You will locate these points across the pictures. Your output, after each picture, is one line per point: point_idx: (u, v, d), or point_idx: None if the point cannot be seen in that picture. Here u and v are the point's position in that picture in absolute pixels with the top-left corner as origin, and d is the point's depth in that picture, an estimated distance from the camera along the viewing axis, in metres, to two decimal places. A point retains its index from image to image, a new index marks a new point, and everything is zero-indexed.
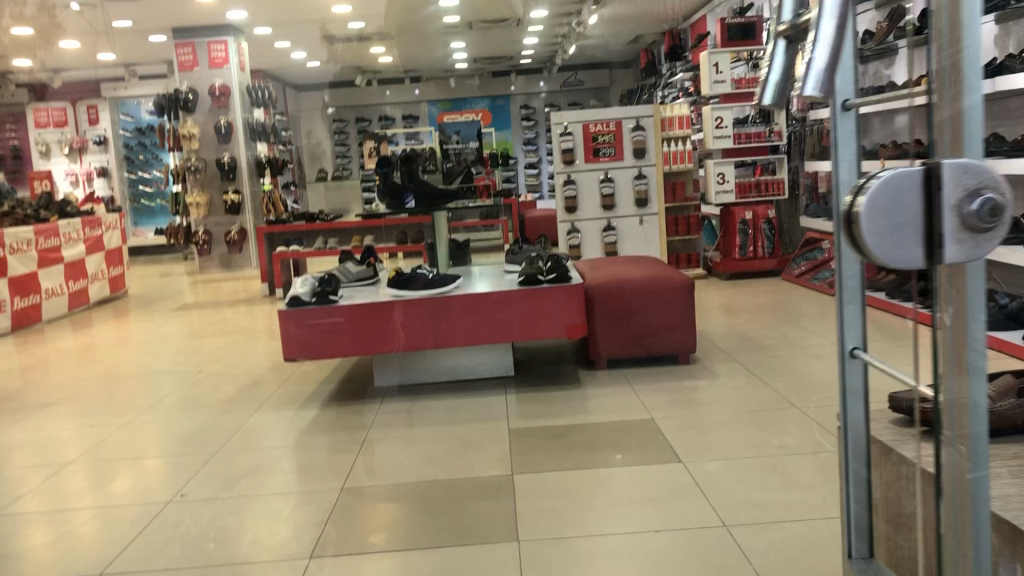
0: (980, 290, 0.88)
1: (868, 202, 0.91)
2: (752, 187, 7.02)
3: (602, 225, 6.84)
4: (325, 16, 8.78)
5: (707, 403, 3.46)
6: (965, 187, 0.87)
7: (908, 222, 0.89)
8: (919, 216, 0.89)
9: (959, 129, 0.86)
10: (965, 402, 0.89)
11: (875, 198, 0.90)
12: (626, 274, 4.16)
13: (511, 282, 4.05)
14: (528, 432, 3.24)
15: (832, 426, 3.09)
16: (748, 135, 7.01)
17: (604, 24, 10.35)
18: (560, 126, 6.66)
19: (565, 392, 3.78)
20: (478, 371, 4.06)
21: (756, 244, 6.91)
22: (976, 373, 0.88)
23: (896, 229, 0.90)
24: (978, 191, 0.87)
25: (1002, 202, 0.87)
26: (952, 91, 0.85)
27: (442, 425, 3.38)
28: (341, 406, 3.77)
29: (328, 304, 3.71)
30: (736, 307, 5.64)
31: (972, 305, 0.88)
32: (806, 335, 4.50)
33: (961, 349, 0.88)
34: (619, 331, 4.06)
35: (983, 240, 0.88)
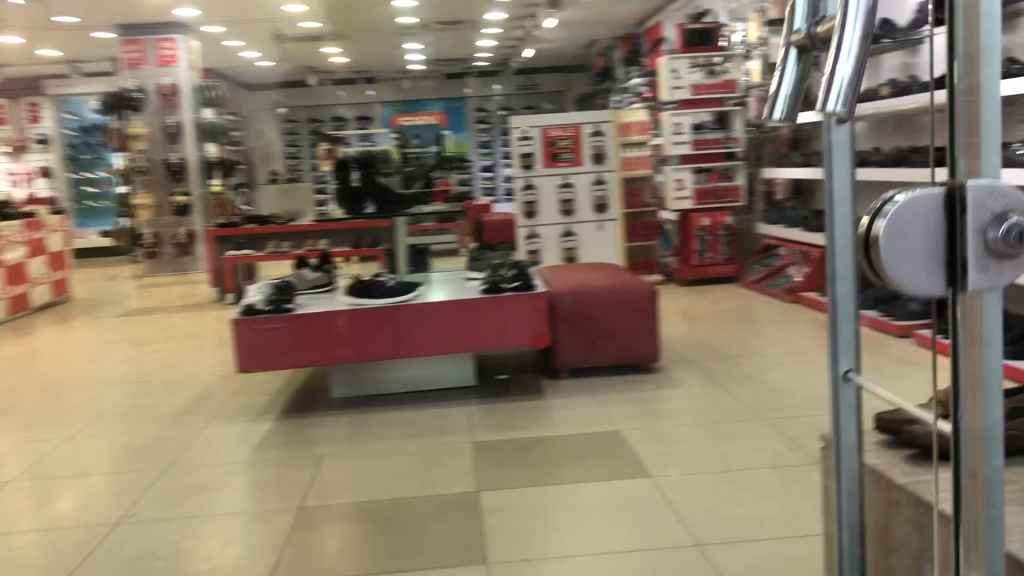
0: (1002, 335, 0.59)
1: (880, 229, 0.61)
2: (710, 193, 7.03)
3: (562, 231, 6.80)
4: (278, 15, 8.65)
5: (671, 414, 3.42)
6: (994, 207, 0.58)
7: (916, 248, 0.60)
8: (936, 244, 0.60)
9: (970, 134, 0.57)
10: (980, 435, 0.60)
11: (888, 220, 0.61)
12: (590, 283, 4.11)
13: (473, 291, 4.00)
14: (491, 445, 3.17)
15: (797, 437, 3.09)
16: (706, 141, 7.00)
17: (561, 28, 10.34)
18: (519, 130, 6.64)
19: (526, 403, 3.71)
20: (439, 383, 3.98)
21: (714, 250, 6.92)
22: (994, 413, 0.60)
23: (905, 257, 0.60)
24: (1005, 211, 0.58)
25: None
26: (959, 81, 0.57)
27: (401, 439, 3.29)
28: (296, 419, 3.66)
29: (283, 313, 3.61)
30: (695, 313, 5.64)
31: (989, 356, 0.60)
32: (765, 343, 4.52)
33: (974, 378, 0.60)
34: (581, 340, 4.00)
35: (1019, 266, 0.59)
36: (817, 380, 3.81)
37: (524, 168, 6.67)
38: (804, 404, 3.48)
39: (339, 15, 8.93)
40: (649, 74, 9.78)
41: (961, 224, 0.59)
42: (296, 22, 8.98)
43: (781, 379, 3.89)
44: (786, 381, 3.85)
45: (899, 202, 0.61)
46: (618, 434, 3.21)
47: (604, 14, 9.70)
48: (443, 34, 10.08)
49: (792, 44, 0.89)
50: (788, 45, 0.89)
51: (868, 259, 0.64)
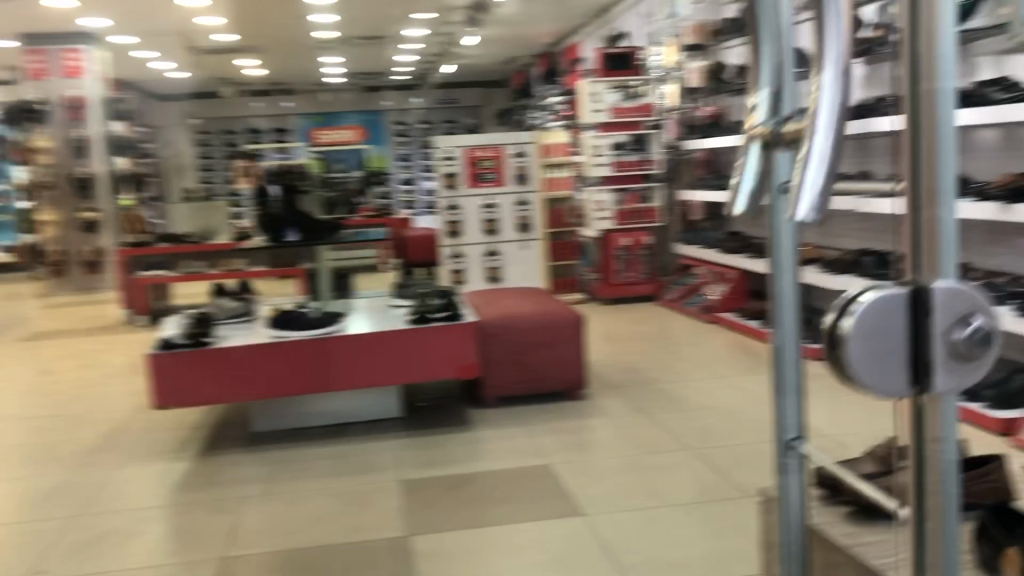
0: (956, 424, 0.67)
1: (849, 326, 0.66)
2: (632, 214, 7.09)
3: (485, 251, 6.77)
4: (191, 27, 8.43)
5: (599, 446, 3.41)
6: (959, 310, 0.64)
7: (890, 349, 0.65)
8: (906, 349, 0.65)
9: (935, 242, 0.64)
10: (938, 507, 0.69)
11: (858, 322, 0.65)
12: (516, 310, 4.08)
13: (398, 319, 3.94)
14: (420, 483, 3.11)
15: (723, 469, 3.12)
16: (627, 163, 7.02)
17: (480, 45, 10.33)
18: (442, 150, 6.62)
19: (453, 435, 3.66)
20: (364, 416, 3.90)
21: (634, 269, 7.03)
22: (949, 493, 0.69)
23: (876, 357, 0.65)
24: (968, 315, 0.64)
25: (994, 328, 0.65)
26: (923, 193, 0.64)
27: (327, 479, 3.20)
28: (216, 457, 3.53)
29: (202, 347, 3.50)
30: (617, 336, 5.68)
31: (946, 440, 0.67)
32: (687, 368, 4.57)
33: (933, 463, 0.68)
34: (508, 368, 3.97)
35: (978, 367, 0.65)
36: (740, 406, 3.87)
37: (447, 188, 6.65)
38: (729, 432, 3.52)
39: (254, 27, 8.72)
40: (568, 91, 9.84)
41: (929, 326, 0.64)
42: (210, 34, 8.74)
43: (705, 406, 3.93)
44: (710, 408, 3.89)
45: (867, 302, 0.65)
46: (548, 468, 3.19)
47: (523, 32, 9.73)
48: (361, 48, 9.95)
49: (760, 140, 0.88)
50: (755, 140, 0.89)
51: (835, 352, 0.69)
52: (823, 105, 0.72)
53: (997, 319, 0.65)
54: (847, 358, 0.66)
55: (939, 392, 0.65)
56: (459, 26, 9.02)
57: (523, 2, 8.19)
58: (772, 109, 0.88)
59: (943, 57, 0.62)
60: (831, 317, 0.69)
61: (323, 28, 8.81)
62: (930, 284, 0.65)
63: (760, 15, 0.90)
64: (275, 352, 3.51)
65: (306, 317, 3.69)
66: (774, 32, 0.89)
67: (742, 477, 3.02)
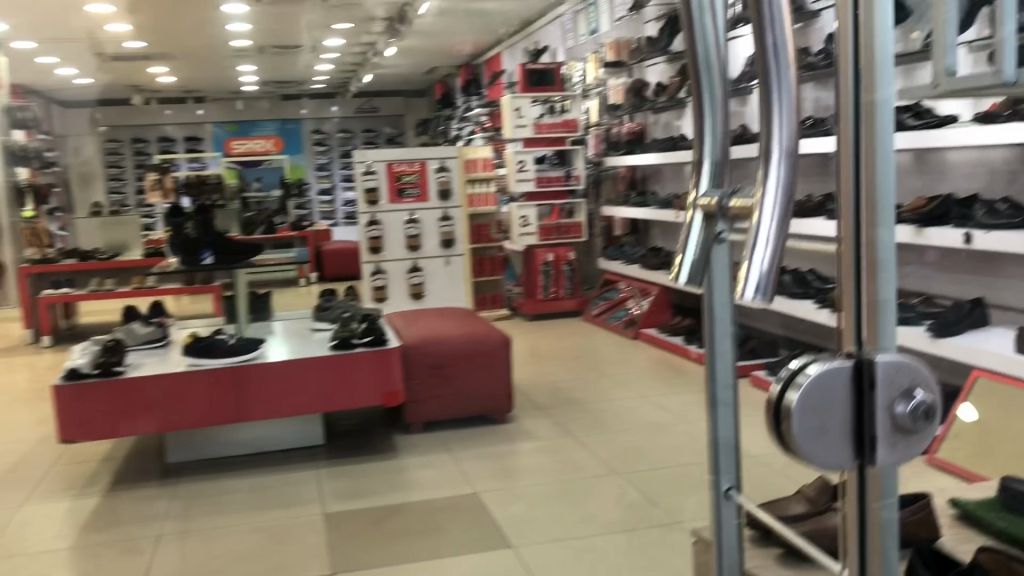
0: (892, 487, 0.73)
1: (797, 398, 0.68)
2: (554, 229, 7.18)
3: (407, 267, 6.70)
4: (99, 34, 8.16)
5: (527, 471, 3.39)
6: (901, 384, 0.69)
7: (838, 423, 0.69)
8: (850, 419, 0.69)
9: (873, 263, 0.69)
10: (877, 556, 0.74)
11: (810, 397, 0.68)
12: (442, 332, 4.02)
13: (318, 345, 3.85)
14: (346, 516, 3.04)
15: (650, 493, 3.13)
16: (549, 178, 7.12)
17: (400, 56, 10.25)
18: (363, 164, 6.44)
19: (379, 462, 3.59)
20: (283, 443, 3.80)
21: (558, 285, 7.05)
22: (887, 546, 0.75)
23: (828, 430, 0.69)
24: (908, 390, 0.69)
25: (931, 401, 0.70)
26: (863, 213, 0.68)
27: (249, 513, 3.11)
28: (130, 491, 3.39)
29: (112, 377, 3.35)
30: (541, 353, 5.68)
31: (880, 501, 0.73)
32: (612, 388, 4.59)
33: (873, 521, 0.74)
34: (430, 394, 3.90)
35: (916, 435, 0.70)
36: (665, 426, 3.90)
37: (367, 204, 6.51)
38: (655, 455, 3.54)
39: (166, 35, 8.47)
40: (490, 104, 9.84)
41: (871, 398, 0.69)
42: (120, 41, 8.45)
43: (631, 426, 3.95)
44: (636, 428, 3.92)
45: (812, 375, 0.69)
46: (476, 497, 3.15)
47: (444, 44, 9.69)
48: (277, 57, 9.77)
49: (700, 210, 0.83)
50: (695, 211, 0.83)
51: (777, 425, 0.72)
52: (769, 186, 0.66)
53: (932, 384, 0.71)
54: (797, 432, 0.69)
55: (884, 462, 0.70)
56: (380, 37, 8.93)
57: (444, 14, 8.17)
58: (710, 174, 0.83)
59: (880, 64, 0.65)
60: (777, 387, 0.72)
61: (239, 36, 8.61)
62: (874, 360, 0.69)
63: (695, 65, 0.82)
64: (193, 380, 3.40)
65: (223, 343, 3.53)
66: (711, 88, 0.82)
67: (669, 502, 3.04)
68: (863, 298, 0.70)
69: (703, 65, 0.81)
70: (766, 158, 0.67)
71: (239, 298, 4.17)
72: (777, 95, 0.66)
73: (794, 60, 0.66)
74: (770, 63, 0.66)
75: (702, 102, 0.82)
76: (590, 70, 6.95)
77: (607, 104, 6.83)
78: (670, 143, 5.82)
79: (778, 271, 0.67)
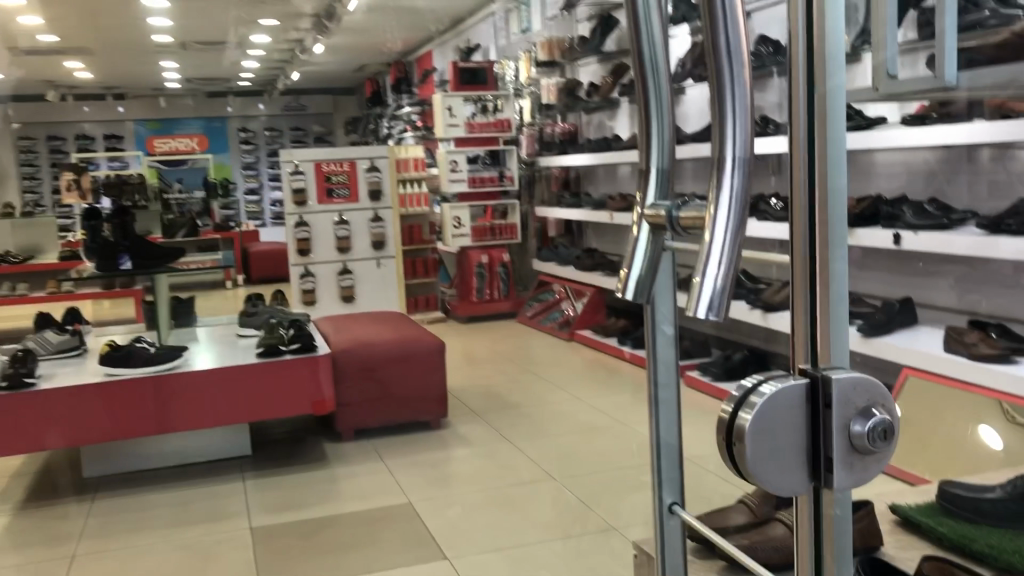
0: (847, 509, 0.68)
1: (748, 421, 0.63)
2: (488, 231, 7.14)
3: (337, 269, 6.56)
4: (11, 29, 7.79)
5: (462, 480, 3.31)
6: (857, 403, 0.64)
7: (792, 445, 0.64)
8: (806, 440, 0.64)
9: (824, 280, 0.64)
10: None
11: (764, 417, 0.63)
12: (374, 337, 3.93)
13: (245, 352, 3.72)
14: (272, 531, 2.91)
15: (588, 499, 3.08)
16: (482, 179, 7.11)
17: (329, 53, 10.05)
18: (290, 164, 6.28)
19: (309, 473, 3.47)
20: (208, 454, 3.65)
21: (492, 287, 7.00)
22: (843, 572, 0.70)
23: (781, 451, 0.64)
24: (865, 408, 0.65)
25: (891, 420, 0.65)
26: (815, 222, 0.63)
27: (170, 530, 2.96)
28: (41, 510, 3.21)
29: (21, 391, 3.16)
30: (476, 356, 5.61)
31: (836, 527, 0.68)
32: (548, 391, 4.54)
33: (828, 547, 0.69)
34: (363, 400, 3.81)
35: (874, 456, 0.65)
36: (600, 428, 3.86)
37: (295, 205, 6.36)
38: (592, 459, 3.49)
39: (83, 29, 8.12)
40: (421, 102, 9.73)
41: (829, 418, 0.63)
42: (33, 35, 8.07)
43: (566, 429, 3.90)
44: (571, 431, 3.87)
45: (766, 393, 0.63)
46: (410, 508, 3.05)
47: (374, 41, 9.53)
48: (201, 54, 9.47)
49: (646, 219, 0.78)
50: (640, 220, 0.78)
51: (729, 448, 0.66)
52: (723, 197, 0.61)
53: (889, 402, 0.66)
54: (750, 458, 0.63)
55: (840, 485, 0.65)
56: (308, 34, 8.74)
57: (374, 11, 8.00)
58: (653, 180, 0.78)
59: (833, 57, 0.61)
60: (728, 406, 0.67)
61: (161, 32, 8.31)
62: (831, 378, 0.64)
63: (639, 63, 0.76)
64: (109, 392, 3.24)
65: (142, 352, 3.36)
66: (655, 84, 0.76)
67: (607, 507, 3.00)
68: (816, 307, 0.65)
69: (649, 63, 0.75)
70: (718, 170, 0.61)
71: (160, 305, 4.00)
72: (731, 102, 0.60)
73: (749, 62, 0.60)
74: (722, 62, 0.60)
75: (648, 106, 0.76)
76: (523, 69, 6.95)
77: (540, 104, 6.82)
78: (603, 144, 5.79)
79: (731, 292, 0.59)
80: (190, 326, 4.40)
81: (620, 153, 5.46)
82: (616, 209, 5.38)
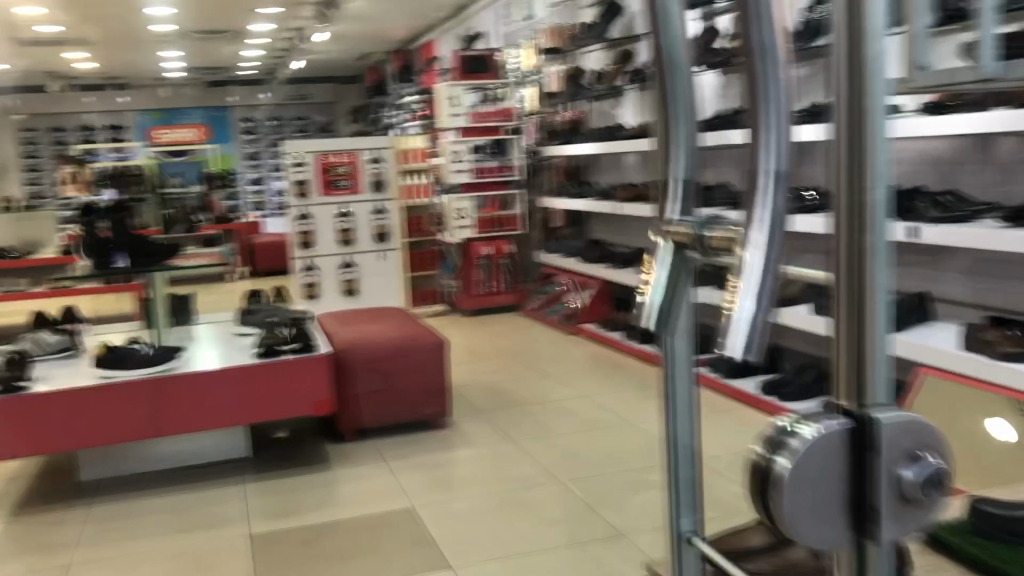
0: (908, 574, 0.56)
1: (779, 469, 0.53)
2: (492, 223, 6.98)
3: (339, 262, 6.48)
4: (10, 19, 7.70)
5: (465, 483, 3.22)
6: (907, 446, 0.53)
7: (832, 498, 0.53)
8: (846, 490, 0.53)
9: (861, 297, 0.52)
10: None
11: (798, 466, 0.53)
12: (377, 334, 3.86)
13: (245, 353, 3.66)
14: (269, 539, 2.83)
15: (594, 503, 2.99)
16: (485, 169, 6.95)
17: (331, 42, 9.92)
18: (294, 156, 6.18)
19: (309, 476, 3.39)
20: (207, 456, 3.57)
21: (496, 279, 6.95)
22: None
23: (819, 506, 0.53)
24: (916, 452, 0.54)
25: (948, 468, 0.55)
26: (857, 227, 0.51)
27: (165, 538, 2.88)
28: (36, 515, 3.14)
29: (15, 394, 3.09)
30: (480, 350, 5.53)
31: None
32: (554, 389, 4.45)
33: None
34: (365, 400, 3.73)
35: (929, 515, 0.54)
36: (606, 428, 3.77)
37: (297, 197, 6.27)
38: (597, 460, 3.41)
39: (82, 20, 8.03)
40: (424, 91, 9.62)
41: (875, 464, 0.53)
42: (32, 26, 7.97)
43: (571, 429, 3.81)
44: (576, 431, 3.79)
45: (805, 438, 0.53)
46: (412, 514, 2.97)
47: (376, 30, 9.42)
48: (202, 44, 9.39)
49: (663, 233, 0.69)
50: (657, 235, 0.69)
51: (758, 498, 0.56)
52: (759, 216, 0.53)
53: (946, 443, 0.55)
54: (784, 514, 0.53)
55: (891, 545, 0.54)
56: (310, 22, 8.61)
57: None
58: (676, 194, 0.68)
59: (882, 37, 0.49)
60: (757, 448, 0.57)
61: (161, 22, 8.22)
62: (878, 421, 0.53)
63: (658, 51, 0.67)
64: (105, 394, 3.16)
65: (138, 354, 3.33)
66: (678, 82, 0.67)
67: (612, 512, 2.91)
68: (858, 330, 0.52)
69: (673, 65, 0.67)
70: (760, 186, 0.53)
71: (158, 303, 3.91)
72: (771, 110, 0.53)
73: (782, 51, 0.53)
74: (755, 56, 0.53)
75: (671, 112, 0.68)
76: (527, 58, 6.87)
77: (544, 92, 6.70)
78: (609, 134, 5.72)
79: (766, 322, 0.52)
80: (188, 323, 4.34)
81: (627, 143, 5.38)
82: (623, 200, 5.32)
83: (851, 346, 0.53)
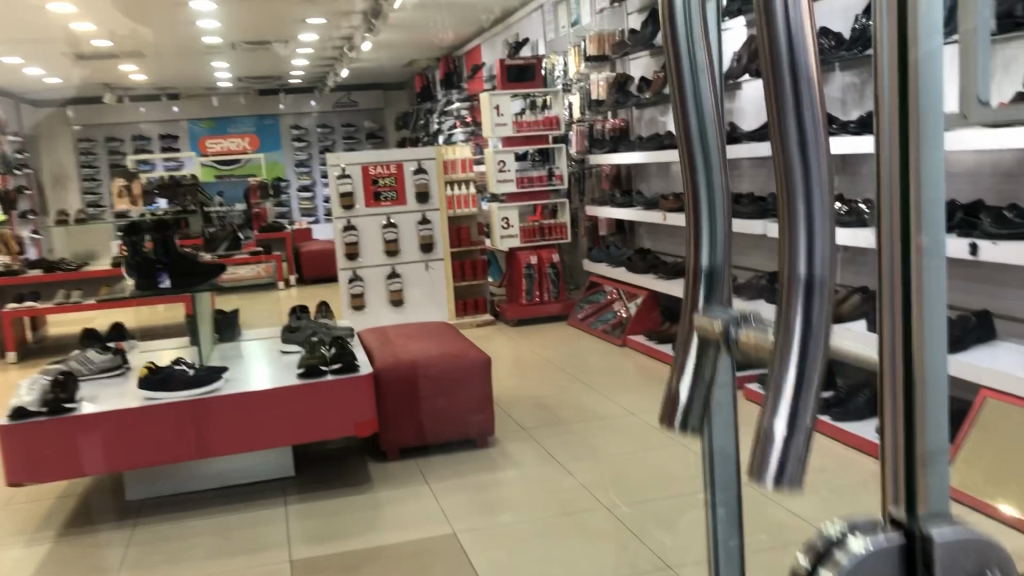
0: None
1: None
2: (537, 231, 6.93)
3: (386, 273, 6.48)
4: (64, 34, 7.86)
5: (509, 507, 3.17)
6: (966, 565, 0.54)
7: None
8: None
9: (917, 403, 0.55)
10: None
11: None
12: (421, 352, 3.83)
13: (288, 372, 3.63)
14: (312, 564, 2.81)
15: (640, 529, 2.93)
16: (530, 178, 6.89)
17: (378, 50, 9.94)
18: (337, 168, 6.24)
19: (353, 496, 3.37)
20: (253, 475, 3.57)
21: (541, 288, 6.82)
22: None
23: None
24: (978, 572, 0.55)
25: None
26: (906, 335, 0.54)
27: (209, 561, 2.89)
28: (84, 535, 3.17)
29: (61, 415, 3.11)
30: (526, 363, 5.48)
31: None
32: (601, 406, 4.38)
33: None
34: (409, 419, 3.69)
35: None
36: (653, 450, 3.69)
37: (343, 209, 6.30)
38: (643, 484, 3.33)
39: (135, 33, 8.12)
40: (470, 97, 9.59)
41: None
42: (88, 40, 8.13)
43: (619, 450, 3.73)
44: (623, 452, 3.71)
45: (852, 552, 0.55)
46: (455, 539, 2.93)
47: (422, 37, 9.41)
48: (252, 53, 9.48)
49: (696, 330, 0.65)
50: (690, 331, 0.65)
51: None
52: (792, 333, 0.53)
53: (1008, 560, 0.56)
54: None
55: None
56: (356, 31, 8.63)
57: (419, 6, 7.78)
58: (704, 282, 0.65)
59: (932, 137, 0.51)
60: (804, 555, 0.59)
61: (210, 33, 8.29)
62: (930, 535, 0.55)
63: (683, 119, 0.62)
64: (150, 415, 3.18)
65: (181, 375, 3.30)
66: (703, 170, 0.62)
67: (659, 537, 2.84)
68: (913, 433, 0.55)
69: (701, 151, 0.62)
70: (791, 289, 0.53)
71: (201, 323, 3.92)
72: (811, 217, 0.52)
73: (826, 131, 0.51)
74: (795, 166, 0.51)
75: (696, 188, 0.63)
76: (573, 63, 6.84)
77: (590, 100, 6.67)
78: (656, 143, 5.63)
79: (806, 447, 0.53)
80: (234, 340, 4.37)
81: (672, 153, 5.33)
82: (669, 210, 5.35)
83: (901, 449, 0.56)
